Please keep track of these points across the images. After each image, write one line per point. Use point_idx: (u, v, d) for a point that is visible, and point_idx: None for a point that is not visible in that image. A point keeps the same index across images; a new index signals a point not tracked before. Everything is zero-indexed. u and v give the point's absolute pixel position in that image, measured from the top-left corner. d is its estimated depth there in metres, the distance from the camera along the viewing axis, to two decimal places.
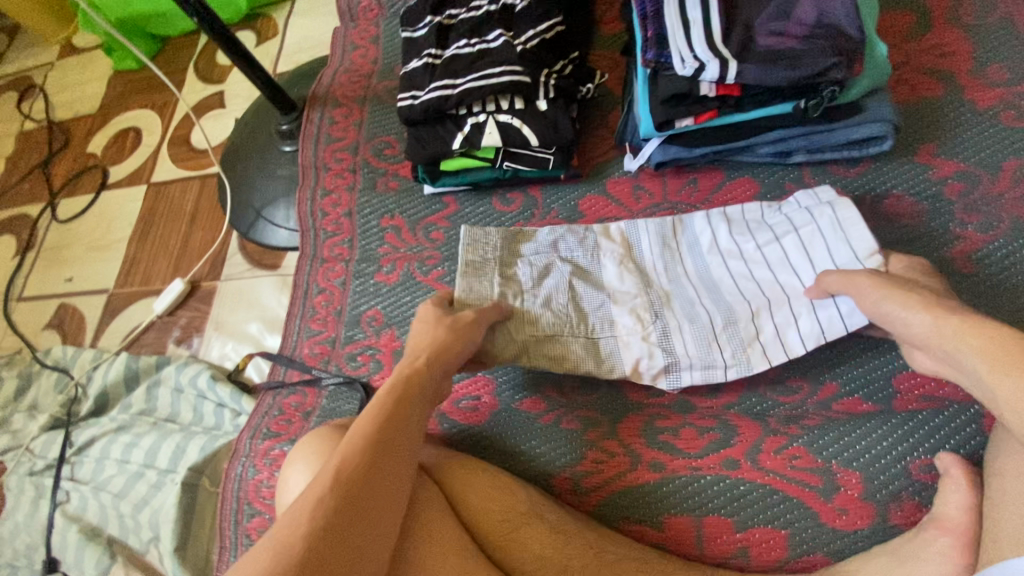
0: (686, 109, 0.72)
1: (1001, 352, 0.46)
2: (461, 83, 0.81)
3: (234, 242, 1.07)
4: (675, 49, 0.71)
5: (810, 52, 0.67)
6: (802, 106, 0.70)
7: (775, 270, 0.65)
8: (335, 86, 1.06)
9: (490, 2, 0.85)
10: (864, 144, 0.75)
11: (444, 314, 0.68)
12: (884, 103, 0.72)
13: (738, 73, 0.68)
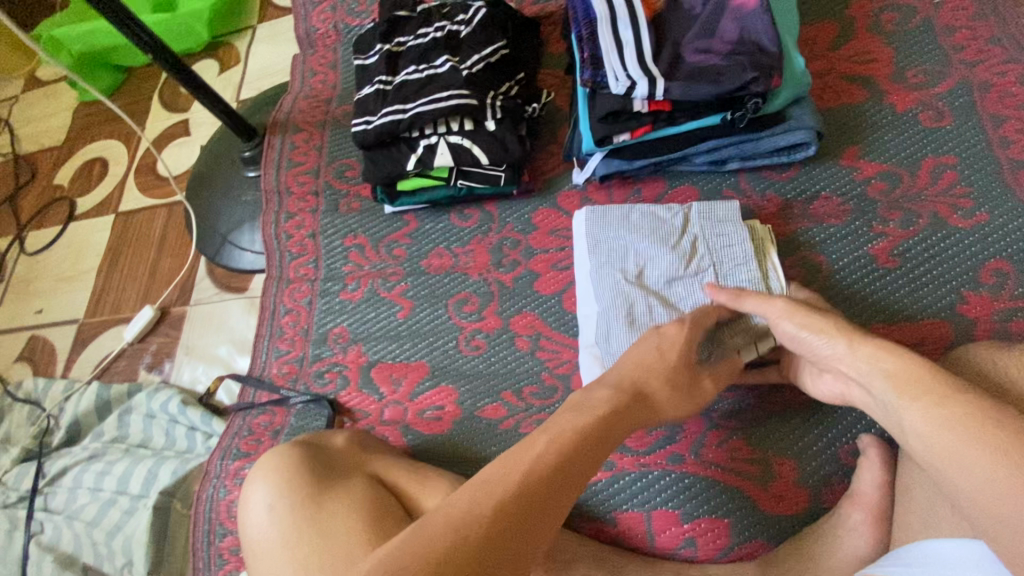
0: (622, 124, 0.77)
1: (904, 378, 0.51)
2: (411, 107, 0.85)
3: (201, 267, 1.09)
4: (608, 68, 0.75)
5: (730, 68, 0.72)
6: (729, 118, 0.75)
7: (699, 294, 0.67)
8: (295, 112, 1.09)
9: (437, 28, 0.89)
10: (790, 152, 0.80)
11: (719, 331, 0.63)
12: (806, 111, 0.77)
13: (665, 89, 0.73)
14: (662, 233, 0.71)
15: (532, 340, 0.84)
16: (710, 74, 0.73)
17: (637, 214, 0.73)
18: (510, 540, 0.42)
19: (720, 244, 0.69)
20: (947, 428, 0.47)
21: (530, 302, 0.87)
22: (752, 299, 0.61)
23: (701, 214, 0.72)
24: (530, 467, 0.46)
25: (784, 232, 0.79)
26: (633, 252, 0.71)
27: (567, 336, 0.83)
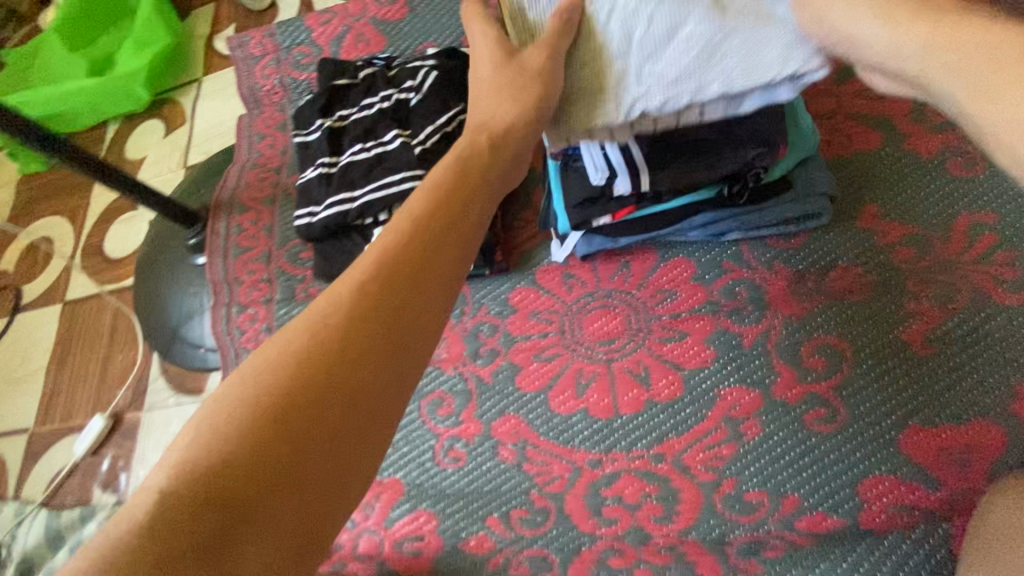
0: (602, 208, 0.68)
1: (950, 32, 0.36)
2: (359, 195, 0.74)
3: (155, 365, 0.99)
4: (589, 152, 0.63)
5: (724, 142, 0.62)
6: (727, 192, 0.67)
7: None
8: (241, 188, 0.97)
9: (382, 98, 0.78)
10: (799, 221, 0.70)
11: None
12: (814, 176, 0.68)
13: (654, 180, 0.64)
14: (651, 47, 0.52)
15: (517, 450, 0.74)
16: (705, 152, 0.63)
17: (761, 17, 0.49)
18: (346, 365, 0.40)
19: (659, 48, 0.51)
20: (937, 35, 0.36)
21: (513, 402, 0.76)
22: None
23: (649, 76, 0.52)
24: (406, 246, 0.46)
25: (798, 312, 0.68)
26: (743, 35, 0.49)
27: (556, 444, 0.73)
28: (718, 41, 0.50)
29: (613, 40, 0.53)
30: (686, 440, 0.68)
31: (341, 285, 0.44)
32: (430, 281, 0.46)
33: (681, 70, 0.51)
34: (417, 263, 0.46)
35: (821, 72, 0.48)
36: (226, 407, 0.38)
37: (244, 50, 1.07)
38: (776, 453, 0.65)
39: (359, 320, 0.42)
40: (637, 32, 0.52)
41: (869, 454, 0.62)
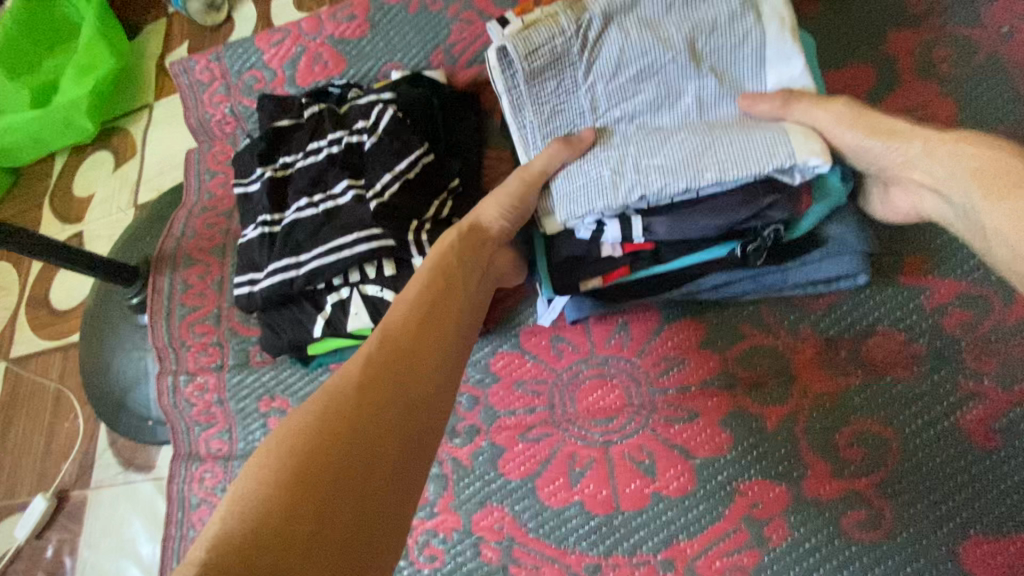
0: (590, 269, 0.59)
1: (997, 179, 0.44)
2: (305, 259, 0.63)
3: (102, 436, 0.89)
4: (573, 213, 0.56)
5: (733, 192, 0.53)
6: (740, 252, 0.56)
7: (645, 98, 0.56)
8: (188, 237, 0.86)
9: (332, 141, 0.67)
10: (834, 284, 0.58)
11: (644, 66, 0.55)
12: (851, 226, 0.57)
13: (646, 228, 0.56)
14: (648, 151, 0.55)
15: (503, 549, 0.64)
16: (710, 199, 0.54)
17: (746, 132, 0.53)
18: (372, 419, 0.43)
19: (656, 154, 0.54)
20: (996, 174, 0.44)
21: (495, 491, 0.66)
22: (726, 26, 0.55)
23: (647, 174, 0.54)
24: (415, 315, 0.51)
25: (829, 389, 0.58)
26: (735, 145, 0.52)
27: (548, 544, 0.62)
28: (710, 150, 0.53)
29: (611, 147, 0.57)
30: (701, 544, 0.58)
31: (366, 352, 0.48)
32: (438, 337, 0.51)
33: (678, 173, 0.53)
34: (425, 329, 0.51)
35: (816, 163, 0.51)
36: (264, 461, 0.40)
37: (189, 76, 0.95)
38: (809, 564, 0.55)
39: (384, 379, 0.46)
40: (633, 144, 0.56)
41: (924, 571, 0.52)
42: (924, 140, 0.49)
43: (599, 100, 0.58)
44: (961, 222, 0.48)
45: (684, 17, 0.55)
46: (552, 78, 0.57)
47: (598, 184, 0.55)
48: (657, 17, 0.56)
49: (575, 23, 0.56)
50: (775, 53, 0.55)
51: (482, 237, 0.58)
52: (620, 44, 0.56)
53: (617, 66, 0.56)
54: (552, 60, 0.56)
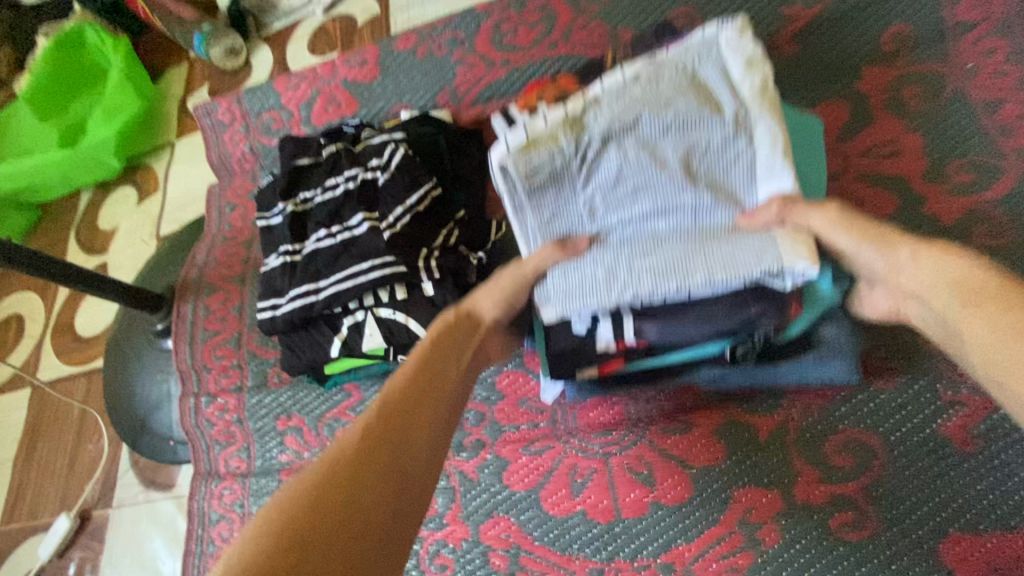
0: (585, 359, 0.62)
1: (973, 289, 0.47)
2: (324, 286, 0.69)
3: (125, 456, 0.93)
4: (570, 305, 0.58)
5: (722, 300, 0.57)
6: (731, 352, 0.60)
7: (642, 207, 0.58)
8: (210, 266, 0.92)
9: (348, 177, 0.73)
10: (821, 387, 0.62)
11: (643, 182, 0.58)
12: (841, 328, 0.61)
13: (638, 330, 0.60)
14: (639, 257, 0.57)
15: (510, 557, 0.67)
16: (700, 304, 0.58)
17: (733, 241, 0.56)
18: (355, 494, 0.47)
19: (646, 260, 0.57)
20: (973, 288, 0.47)
21: (502, 502, 0.69)
22: (718, 147, 0.56)
23: (637, 275, 0.56)
24: (400, 397, 0.55)
25: (816, 402, 0.63)
26: (724, 254, 0.55)
27: (553, 552, 0.66)
28: (699, 260, 0.55)
29: (605, 249, 0.59)
30: (697, 548, 0.62)
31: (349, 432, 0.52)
32: (419, 419, 0.55)
33: (669, 278, 0.55)
34: (409, 410, 0.55)
35: (804, 265, 0.53)
36: (256, 527, 0.43)
37: (212, 118, 1.02)
38: (798, 564, 0.58)
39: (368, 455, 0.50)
40: (626, 250, 0.58)
41: (909, 567, 0.56)
42: (907, 247, 0.52)
43: (597, 209, 0.60)
44: (940, 327, 0.50)
45: (681, 134, 0.56)
46: (553, 186, 0.59)
47: (594, 284, 0.57)
48: (655, 136, 0.57)
49: (575, 142, 0.57)
50: (763, 171, 0.56)
51: (470, 325, 0.63)
52: (618, 163, 0.58)
53: (616, 180, 0.58)
54: (552, 177, 0.58)
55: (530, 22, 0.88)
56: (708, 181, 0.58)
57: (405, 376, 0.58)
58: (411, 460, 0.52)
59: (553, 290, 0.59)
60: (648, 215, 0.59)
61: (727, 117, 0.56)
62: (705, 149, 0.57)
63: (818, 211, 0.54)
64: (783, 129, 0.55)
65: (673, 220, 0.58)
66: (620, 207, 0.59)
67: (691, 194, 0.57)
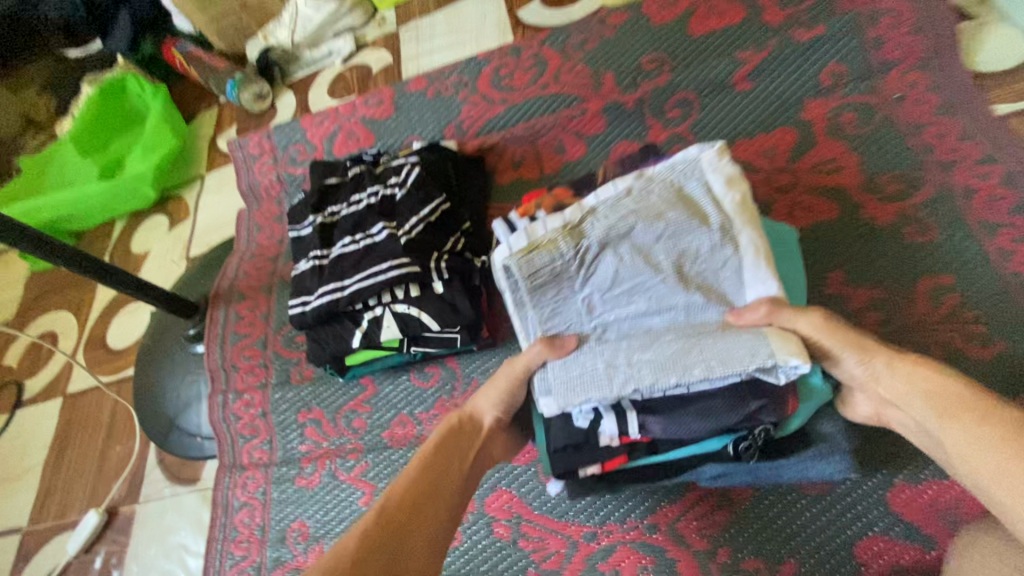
0: (591, 458, 0.60)
1: (945, 402, 0.53)
2: (348, 284, 0.79)
3: (152, 455, 1.01)
4: (572, 400, 0.58)
5: (723, 395, 0.57)
6: (733, 448, 0.61)
7: (637, 306, 0.61)
8: (240, 278, 1.03)
9: (370, 194, 0.85)
10: (824, 479, 0.63)
11: (638, 283, 0.61)
12: (834, 425, 0.65)
13: (641, 425, 0.58)
14: (637, 352, 0.59)
15: (512, 526, 0.74)
16: (701, 399, 0.57)
17: (728, 336, 0.57)
18: None
19: (644, 354, 0.58)
20: (947, 400, 0.53)
21: (505, 477, 0.77)
22: (707, 249, 0.60)
23: (636, 365, 0.57)
24: (405, 499, 0.58)
25: None
26: (720, 350, 0.56)
27: (552, 519, 0.73)
28: (695, 353, 0.56)
29: (602, 342, 0.62)
30: (679, 508, 0.69)
31: (356, 531, 0.55)
32: (422, 522, 0.57)
33: (669, 371, 0.56)
34: (414, 512, 0.57)
35: (799, 362, 0.54)
36: None
37: (244, 151, 1.16)
38: (768, 518, 0.66)
39: (371, 557, 0.52)
40: (623, 344, 0.61)
41: (864, 514, 0.64)
42: (882, 357, 0.58)
43: (595, 305, 0.63)
44: (923, 435, 0.57)
45: (670, 240, 0.61)
46: (554, 285, 0.63)
47: (596, 376, 0.58)
48: (646, 242, 0.61)
49: (573, 244, 0.62)
50: (750, 276, 0.60)
51: (474, 430, 0.66)
52: (614, 265, 0.61)
53: (612, 280, 0.62)
54: (552, 276, 0.62)
55: (524, 67, 1.03)
56: (698, 281, 0.61)
57: (411, 475, 0.60)
58: (403, 569, 0.53)
59: (554, 386, 0.59)
60: (645, 312, 0.61)
61: (711, 224, 0.60)
62: (694, 253, 0.61)
63: (804, 317, 0.59)
64: (763, 238, 0.60)
65: (670, 317, 0.61)
66: (617, 305, 0.62)
67: (684, 293, 0.60)
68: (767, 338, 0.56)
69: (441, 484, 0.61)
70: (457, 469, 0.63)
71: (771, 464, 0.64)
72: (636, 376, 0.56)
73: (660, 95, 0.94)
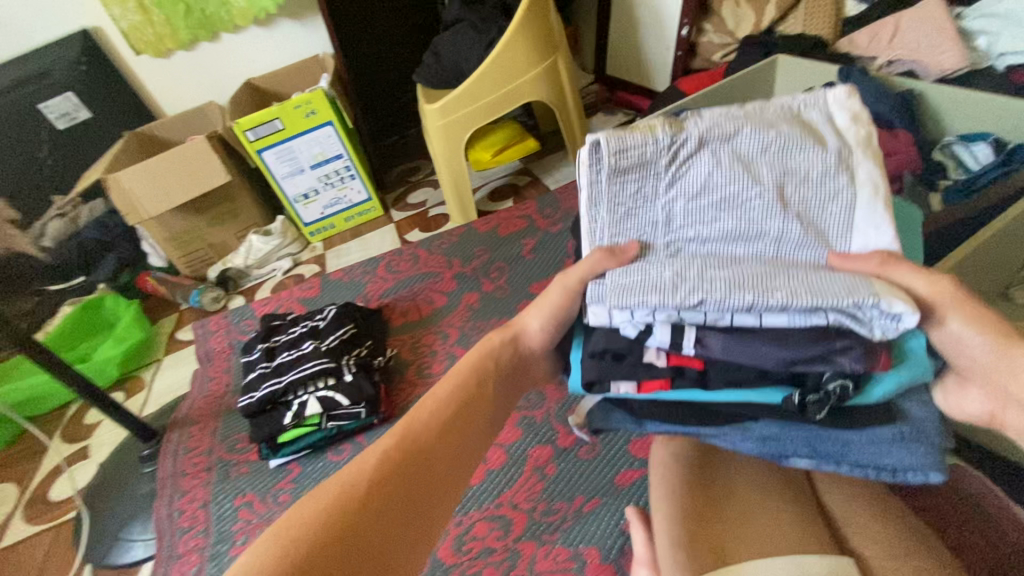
0: (629, 371, 0.63)
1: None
2: (285, 379, 1.19)
3: (86, 573, 1.15)
4: (622, 301, 0.61)
5: (806, 331, 0.57)
6: (798, 399, 0.59)
7: (722, 215, 0.65)
8: (194, 410, 1.37)
9: (303, 328, 1.31)
10: (901, 472, 0.59)
11: (717, 202, 0.65)
12: (928, 414, 0.60)
13: (699, 340, 0.60)
14: (719, 275, 0.60)
15: None
16: (776, 328, 0.58)
17: (820, 273, 0.59)
18: (394, 483, 0.60)
19: (719, 269, 0.61)
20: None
21: None
22: (804, 183, 0.64)
23: (706, 276, 0.60)
24: (444, 410, 0.67)
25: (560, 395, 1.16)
26: (815, 283, 0.57)
27: None
28: (783, 278, 0.58)
29: (670, 254, 0.66)
30: (514, 487, 1.02)
31: (394, 432, 0.64)
32: (457, 434, 0.66)
33: (750, 292, 0.57)
34: (450, 422, 0.66)
35: (908, 317, 0.55)
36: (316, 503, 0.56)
37: (205, 330, 1.59)
38: (565, 473, 1.01)
39: (409, 455, 0.62)
40: (698, 264, 0.64)
41: (617, 455, 1.01)
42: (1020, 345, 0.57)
43: (669, 219, 0.67)
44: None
45: (768, 164, 0.65)
46: (632, 171, 0.67)
47: (661, 282, 0.61)
48: (751, 162, 0.65)
49: (671, 144, 0.66)
50: (862, 219, 0.63)
51: (514, 359, 0.74)
52: (707, 170, 0.65)
53: (692, 194, 0.66)
54: (639, 163, 0.66)
55: (407, 259, 1.65)
56: (789, 209, 0.64)
57: (446, 392, 0.69)
58: (438, 471, 0.63)
59: (613, 280, 0.64)
60: (722, 235, 0.65)
61: (826, 158, 0.64)
62: (792, 181, 0.64)
63: (925, 273, 0.60)
64: (881, 177, 0.63)
65: (764, 234, 0.64)
66: (694, 226, 0.66)
67: (771, 214, 0.63)
68: (872, 284, 0.57)
69: (472, 405, 0.69)
70: (488, 390, 0.71)
71: (837, 436, 0.61)
72: (710, 279, 0.60)
73: (488, 263, 1.56)
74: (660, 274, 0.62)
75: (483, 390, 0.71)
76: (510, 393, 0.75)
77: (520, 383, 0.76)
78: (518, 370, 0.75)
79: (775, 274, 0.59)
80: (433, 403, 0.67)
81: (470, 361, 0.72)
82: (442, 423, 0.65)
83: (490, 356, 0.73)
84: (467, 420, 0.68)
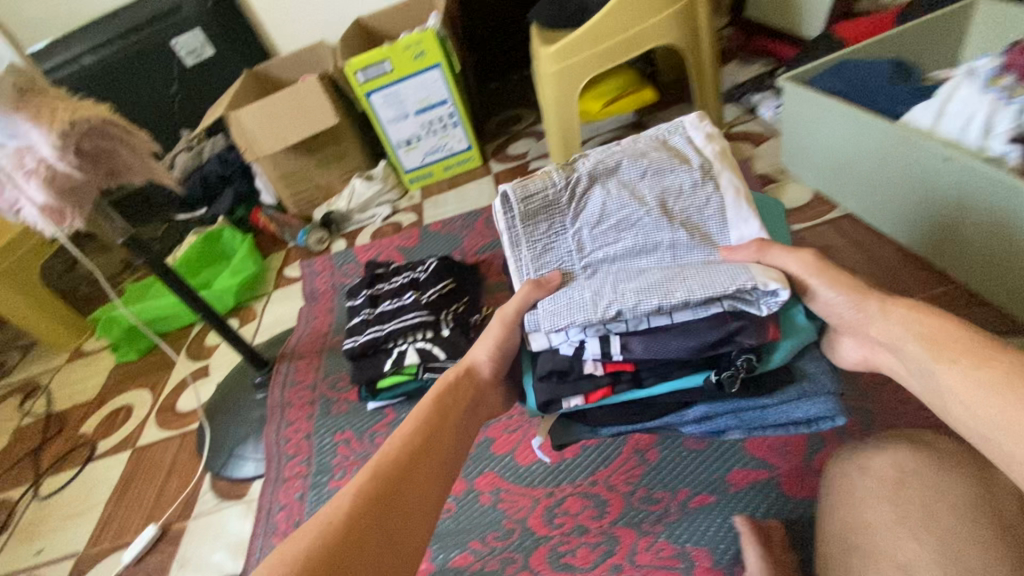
0: (574, 386, 0.74)
1: None
2: (386, 327, 1.20)
3: (206, 481, 1.27)
4: (557, 323, 0.74)
5: (703, 321, 0.70)
6: (715, 378, 0.71)
7: (632, 244, 0.79)
8: (300, 345, 1.44)
9: (405, 278, 1.31)
10: (811, 419, 0.72)
11: (631, 223, 0.79)
12: (823, 373, 0.73)
13: (624, 346, 0.72)
14: (626, 286, 0.74)
15: (493, 495, 1.01)
16: (681, 324, 0.71)
17: (709, 267, 0.74)
18: (375, 514, 0.66)
19: (626, 281, 0.75)
20: None
21: (489, 464, 1.05)
22: (686, 199, 0.80)
23: (624, 291, 0.72)
24: (412, 442, 0.73)
25: None
26: (710, 279, 0.70)
27: (520, 486, 1.00)
28: (682, 280, 0.72)
29: (588, 274, 0.81)
30: (611, 468, 0.97)
31: (368, 469, 0.70)
32: (427, 460, 0.73)
33: (654, 292, 0.71)
34: (418, 452, 0.73)
35: (783, 293, 0.69)
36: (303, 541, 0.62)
37: (311, 269, 1.66)
38: (669, 464, 0.95)
39: (384, 489, 0.68)
40: (606, 275, 0.79)
41: (730, 453, 0.93)
42: None
43: (586, 246, 0.82)
44: None
45: (658, 188, 0.81)
46: (544, 216, 0.82)
47: (587, 305, 0.73)
48: (636, 191, 0.81)
49: (569, 189, 0.82)
50: (733, 218, 0.79)
51: (470, 389, 0.83)
52: (603, 202, 0.81)
53: (602, 219, 0.81)
54: (544, 206, 0.82)
55: None
56: (683, 221, 0.79)
57: (413, 428, 0.75)
58: (413, 494, 0.69)
59: (549, 308, 0.77)
60: (641, 251, 0.79)
61: (698, 174, 0.81)
62: (675, 195, 0.80)
63: (794, 258, 0.76)
64: (739, 182, 0.81)
65: (664, 248, 0.78)
66: (612, 244, 0.80)
67: (674, 230, 0.78)
68: (751, 269, 0.71)
69: (439, 435, 0.76)
70: (454, 421, 0.78)
71: (755, 404, 0.74)
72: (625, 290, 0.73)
73: None
74: (583, 296, 0.75)
75: (449, 421, 0.78)
76: (473, 421, 0.83)
77: (481, 410, 0.84)
78: (478, 396, 0.83)
79: (678, 277, 0.72)
80: (399, 437, 0.74)
81: (431, 397, 0.80)
82: (410, 454, 0.72)
83: (446, 391, 0.81)
84: (433, 449, 0.74)
